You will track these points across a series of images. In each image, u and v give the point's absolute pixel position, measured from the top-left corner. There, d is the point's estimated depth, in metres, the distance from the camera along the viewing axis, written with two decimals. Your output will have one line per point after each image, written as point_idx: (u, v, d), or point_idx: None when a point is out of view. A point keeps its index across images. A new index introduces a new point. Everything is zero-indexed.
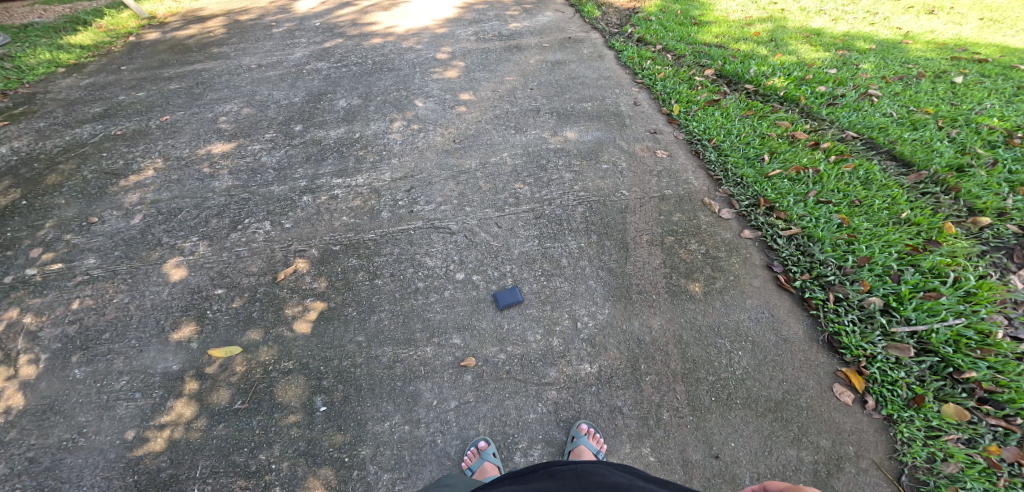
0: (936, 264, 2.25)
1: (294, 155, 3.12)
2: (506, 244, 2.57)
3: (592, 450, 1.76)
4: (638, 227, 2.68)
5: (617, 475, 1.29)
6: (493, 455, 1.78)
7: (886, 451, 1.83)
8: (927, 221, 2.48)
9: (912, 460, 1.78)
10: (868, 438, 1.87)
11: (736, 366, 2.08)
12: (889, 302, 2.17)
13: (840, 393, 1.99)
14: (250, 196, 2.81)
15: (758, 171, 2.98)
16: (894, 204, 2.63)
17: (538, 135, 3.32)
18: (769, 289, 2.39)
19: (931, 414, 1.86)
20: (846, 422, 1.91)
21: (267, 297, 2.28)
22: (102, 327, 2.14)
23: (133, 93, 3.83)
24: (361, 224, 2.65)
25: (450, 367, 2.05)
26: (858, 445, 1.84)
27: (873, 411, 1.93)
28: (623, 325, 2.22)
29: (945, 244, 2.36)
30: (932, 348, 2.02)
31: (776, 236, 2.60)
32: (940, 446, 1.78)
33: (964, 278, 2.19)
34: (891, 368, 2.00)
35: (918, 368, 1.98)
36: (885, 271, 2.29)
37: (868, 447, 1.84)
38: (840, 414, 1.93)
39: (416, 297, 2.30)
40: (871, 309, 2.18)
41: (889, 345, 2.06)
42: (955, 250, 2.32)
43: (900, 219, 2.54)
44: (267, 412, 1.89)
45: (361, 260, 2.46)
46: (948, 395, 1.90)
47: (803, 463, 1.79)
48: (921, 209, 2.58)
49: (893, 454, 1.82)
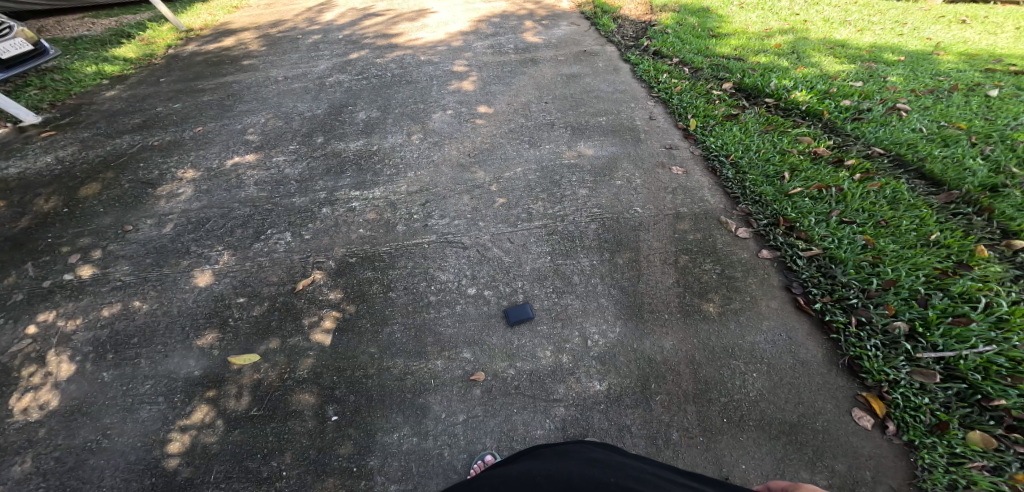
0: (968, 288, 2.19)
1: (315, 167, 3.21)
2: (518, 260, 2.59)
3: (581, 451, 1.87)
4: (652, 244, 2.67)
5: (596, 451, 1.30)
6: None
7: (905, 477, 1.81)
8: (959, 243, 2.41)
9: (933, 486, 1.76)
10: (886, 462, 1.85)
11: (750, 388, 2.07)
12: (916, 328, 2.13)
13: (860, 417, 1.97)
14: (273, 207, 2.91)
15: (778, 189, 2.94)
16: (923, 225, 2.57)
17: (553, 150, 3.34)
18: (787, 310, 2.37)
19: (955, 441, 1.82)
20: (864, 446, 1.90)
21: (286, 307, 2.34)
22: (131, 332, 2.24)
23: (170, 104, 4.01)
24: (377, 236, 2.71)
25: (459, 380, 2.07)
26: (876, 470, 1.83)
27: (893, 435, 1.91)
28: (635, 344, 2.22)
29: (977, 268, 2.29)
30: (960, 375, 1.97)
31: (795, 256, 2.57)
32: (963, 473, 1.75)
33: (996, 303, 2.12)
34: (914, 394, 1.96)
35: (944, 394, 1.94)
36: (909, 295, 2.25)
37: (887, 472, 1.82)
38: (858, 438, 1.92)
39: (428, 310, 2.34)
40: (896, 334, 2.14)
41: (913, 370, 2.02)
42: (987, 274, 2.26)
43: (929, 240, 2.48)
44: (281, 419, 1.94)
45: (376, 272, 2.51)
46: (974, 422, 1.86)
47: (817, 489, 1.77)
48: (952, 231, 2.51)
49: (913, 480, 1.80)
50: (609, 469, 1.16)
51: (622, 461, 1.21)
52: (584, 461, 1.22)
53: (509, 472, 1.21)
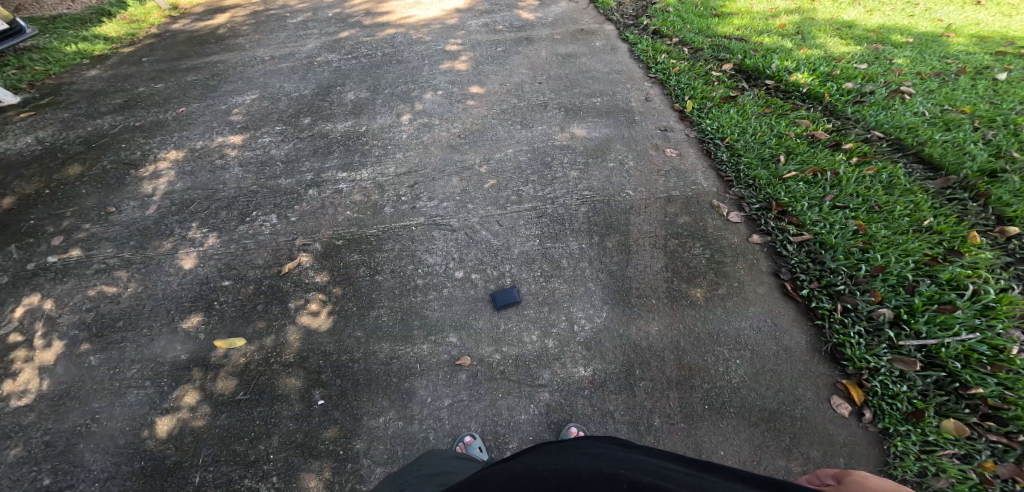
0: (956, 275, 2.26)
1: (302, 148, 3.16)
2: (506, 243, 2.57)
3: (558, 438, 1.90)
4: (643, 228, 2.67)
5: (603, 445, 1.25)
6: (478, 449, 1.84)
7: (877, 464, 1.93)
8: (951, 230, 2.45)
9: (903, 473, 1.87)
10: (859, 450, 1.96)
11: (733, 375, 2.15)
12: (901, 315, 2.21)
13: (838, 405, 2.08)
14: (258, 189, 2.87)
15: (772, 172, 2.90)
16: (917, 210, 2.58)
17: (545, 131, 3.28)
18: (774, 296, 2.43)
19: (929, 429, 1.94)
20: (840, 434, 2.00)
21: (271, 290, 2.33)
22: (116, 315, 2.23)
23: (152, 84, 3.92)
24: (365, 219, 2.68)
25: (444, 365, 2.08)
26: (848, 457, 1.94)
27: (869, 423, 2.03)
28: (621, 329, 2.26)
29: (968, 254, 2.34)
30: (940, 363, 2.07)
31: (786, 242, 2.59)
32: (934, 461, 1.87)
33: (983, 291, 2.19)
34: (894, 382, 2.07)
35: (923, 383, 2.05)
36: (898, 283, 2.31)
37: (858, 459, 1.94)
38: (834, 426, 2.02)
39: (415, 294, 2.33)
40: (880, 321, 2.21)
41: (894, 358, 2.11)
42: (977, 261, 2.31)
43: (922, 226, 2.51)
44: (268, 403, 1.94)
45: (362, 255, 2.48)
46: (950, 411, 1.97)
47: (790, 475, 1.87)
48: (946, 216, 2.54)
49: (884, 467, 1.92)
50: (615, 462, 1.11)
51: (628, 455, 1.16)
52: (590, 455, 1.17)
53: (514, 469, 1.17)
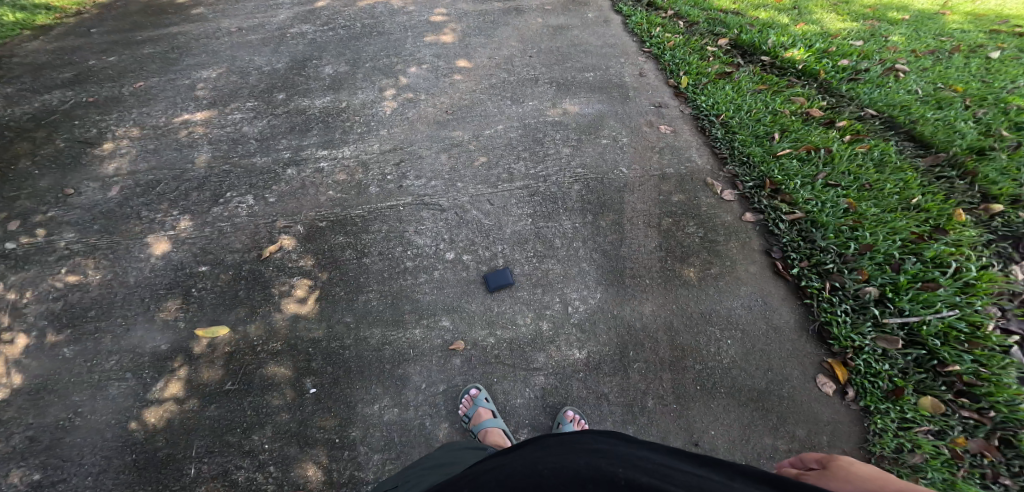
0: (940, 253, 2.33)
1: (277, 125, 3.02)
2: (498, 223, 2.53)
3: (558, 419, 1.95)
4: (636, 206, 2.65)
5: (600, 440, 1.27)
6: (485, 400, 1.92)
7: (856, 441, 2.04)
8: (938, 208, 2.51)
9: (880, 450, 1.99)
10: (842, 428, 2.08)
11: (724, 355, 2.22)
12: (886, 293, 2.28)
13: (823, 384, 2.19)
14: (231, 169, 2.75)
15: (767, 150, 2.89)
16: (906, 189, 2.64)
17: (536, 106, 3.19)
18: (765, 276, 2.48)
19: (907, 407, 2.04)
20: (824, 412, 2.12)
21: (253, 274, 2.27)
22: (87, 304, 2.15)
23: (104, 57, 3.66)
24: (349, 199, 2.60)
25: (438, 350, 2.08)
26: (832, 435, 2.05)
27: (851, 401, 2.14)
28: (615, 310, 2.29)
29: (952, 232, 2.41)
30: (921, 341, 2.16)
31: (778, 220, 2.62)
32: (910, 437, 1.97)
33: (965, 268, 2.27)
34: (876, 360, 2.16)
35: (903, 361, 2.14)
36: (885, 261, 2.38)
37: (841, 437, 2.06)
38: (819, 404, 2.14)
39: (406, 276, 2.30)
40: (866, 299, 2.29)
41: (878, 336, 2.20)
42: (961, 238, 2.38)
43: (910, 204, 2.57)
44: (258, 393, 1.92)
45: (348, 237, 2.42)
46: (927, 388, 2.07)
47: (776, 453, 1.98)
48: (933, 194, 2.60)
49: (864, 444, 2.03)
50: (614, 459, 1.13)
51: (626, 451, 1.18)
52: (588, 451, 1.19)
53: (513, 465, 1.18)
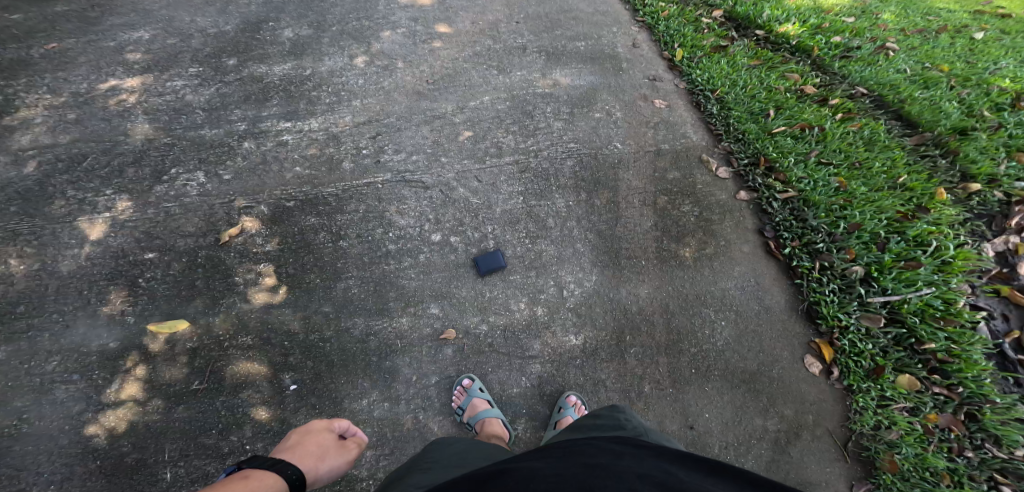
0: (921, 232, 2.38)
1: (228, 93, 2.65)
2: (487, 201, 2.39)
3: (557, 401, 1.94)
4: (630, 184, 2.55)
5: (606, 455, 1.10)
6: (480, 391, 1.87)
7: (839, 420, 2.16)
8: (922, 187, 2.55)
9: (860, 428, 2.11)
10: (826, 407, 2.19)
11: (718, 337, 2.24)
12: (870, 272, 2.33)
13: (810, 364, 2.26)
14: (175, 141, 2.43)
15: (761, 127, 2.85)
16: (893, 168, 2.66)
17: (524, 77, 2.97)
18: (758, 255, 2.49)
19: (886, 385, 2.14)
20: (810, 392, 2.21)
21: (210, 261, 2.06)
22: (12, 299, 1.91)
23: (4, 13, 2.86)
24: (320, 175, 2.37)
25: (428, 340, 1.98)
26: (817, 414, 2.17)
27: (836, 381, 2.23)
28: (611, 293, 2.23)
29: (933, 211, 2.46)
30: (901, 318, 2.24)
31: (771, 199, 2.61)
32: (887, 415, 2.09)
33: (944, 247, 2.33)
34: (860, 339, 2.24)
35: (885, 339, 2.22)
36: (871, 239, 2.41)
37: (825, 415, 2.17)
38: (805, 384, 2.23)
39: (389, 259, 2.15)
40: (852, 278, 2.34)
41: (862, 314, 2.27)
42: (941, 217, 2.44)
43: (896, 184, 2.60)
44: (231, 392, 1.79)
45: (320, 219, 2.23)
46: (904, 365, 2.17)
47: (767, 432, 2.08)
48: (918, 174, 2.64)
49: (845, 422, 2.15)
50: (616, 481, 0.95)
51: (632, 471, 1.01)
52: (588, 467, 1.02)
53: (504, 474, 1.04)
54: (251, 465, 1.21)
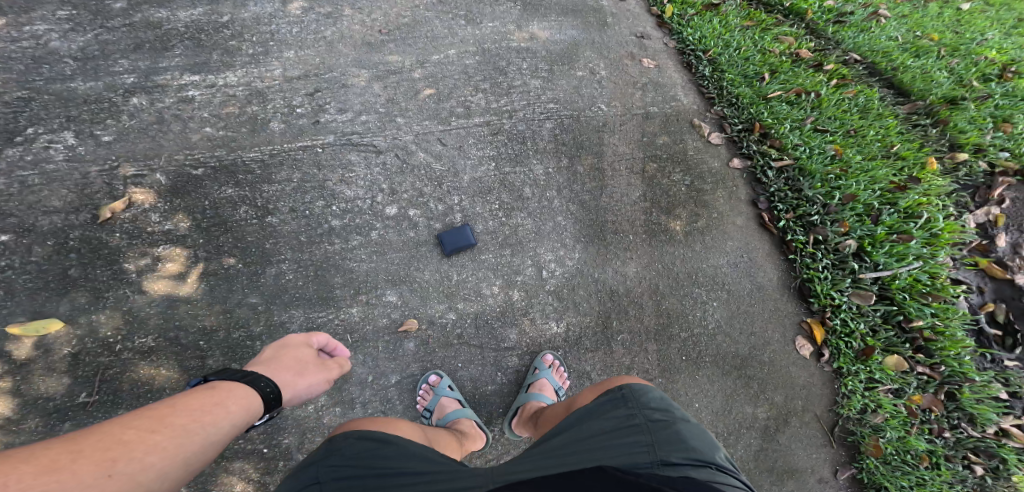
0: (913, 204, 2.22)
1: (112, 41, 1.87)
2: (452, 167, 1.95)
3: (533, 365, 1.79)
4: (617, 149, 2.16)
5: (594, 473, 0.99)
6: (448, 389, 1.68)
7: (827, 404, 2.11)
8: (913, 156, 2.39)
9: (847, 412, 2.07)
10: (815, 391, 2.12)
11: (710, 320, 2.06)
12: (863, 246, 2.16)
13: (801, 346, 2.14)
14: (33, 96, 1.74)
15: (756, 91, 2.58)
16: (886, 136, 2.48)
17: (495, 27, 2.33)
18: (752, 229, 2.27)
19: (874, 367, 2.05)
20: (800, 376, 2.12)
21: (89, 245, 1.61)
22: None
23: None
24: (242, 137, 1.84)
25: (386, 333, 1.72)
26: (806, 400, 2.10)
27: (825, 363, 2.14)
28: (596, 273, 1.95)
29: (924, 182, 2.31)
30: (890, 296, 2.12)
31: (766, 168, 2.38)
32: (873, 398, 2.04)
33: (934, 219, 2.19)
34: (852, 318, 2.11)
35: (874, 318, 2.10)
36: (864, 209, 2.23)
37: (814, 401, 2.10)
38: (796, 368, 2.13)
39: (331, 239, 1.78)
40: (845, 253, 2.16)
41: (853, 292, 2.13)
42: (931, 188, 2.29)
43: (889, 153, 2.42)
44: (132, 403, 1.53)
45: (241, 190, 1.77)
46: (892, 345, 2.07)
47: (756, 421, 2.02)
48: (910, 143, 2.48)
49: (833, 406, 2.10)
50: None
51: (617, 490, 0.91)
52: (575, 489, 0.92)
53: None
54: (219, 377, 1.15)
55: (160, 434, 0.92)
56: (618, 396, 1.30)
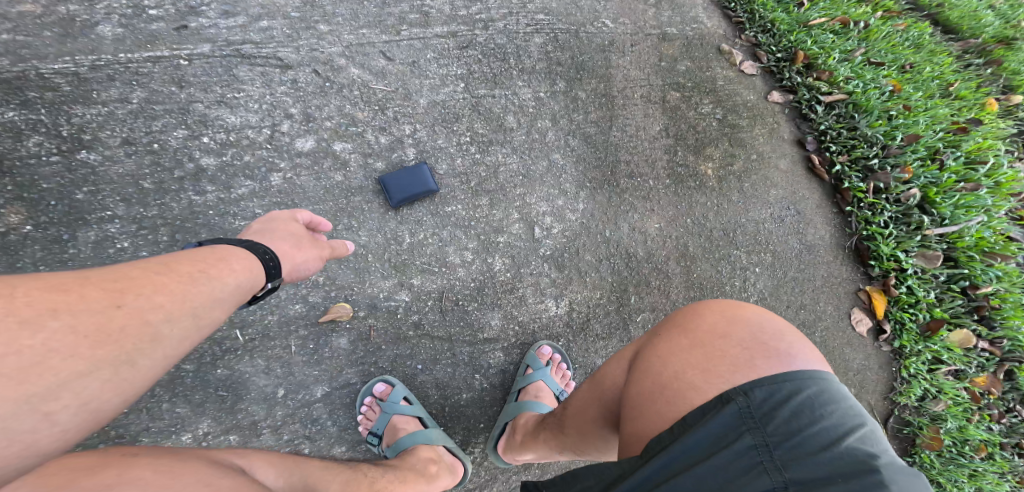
0: (978, 145, 1.73)
1: None
2: (403, 86, 1.40)
3: (525, 362, 1.32)
4: (628, 72, 1.65)
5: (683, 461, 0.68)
6: (402, 403, 1.21)
7: (881, 391, 1.67)
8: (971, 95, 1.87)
9: (906, 400, 1.64)
10: (869, 377, 1.68)
11: (751, 290, 1.60)
12: (927, 196, 1.67)
13: (857, 322, 1.69)
14: None
15: (795, 18, 1.88)
16: (942, 74, 1.91)
17: None
18: (798, 175, 1.78)
19: (939, 345, 1.61)
20: (855, 359, 1.68)
21: None
22: None
23: None
24: (40, 43, 1.21)
25: (308, 324, 1.21)
26: (860, 387, 1.66)
27: (883, 343, 1.69)
28: (607, 230, 1.47)
29: (984, 124, 1.82)
30: (955, 258, 1.65)
31: (813, 104, 1.81)
32: (933, 381, 1.61)
33: (998, 162, 1.72)
34: (921, 286, 1.64)
35: (936, 285, 1.65)
36: (927, 152, 1.72)
37: (868, 388, 1.67)
38: (851, 350, 1.68)
39: (187, 188, 1.23)
40: (909, 204, 1.67)
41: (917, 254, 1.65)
42: (993, 130, 1.80)
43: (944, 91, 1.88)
44: None
45: (26, 112, 1.17)
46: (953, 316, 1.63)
47: None
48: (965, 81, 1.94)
49: (889, 394, 1.67)
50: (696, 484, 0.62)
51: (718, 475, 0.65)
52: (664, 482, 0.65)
53: None
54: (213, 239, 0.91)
55: (167, 277, 0.74)
56: (725, 418, 0.70)
